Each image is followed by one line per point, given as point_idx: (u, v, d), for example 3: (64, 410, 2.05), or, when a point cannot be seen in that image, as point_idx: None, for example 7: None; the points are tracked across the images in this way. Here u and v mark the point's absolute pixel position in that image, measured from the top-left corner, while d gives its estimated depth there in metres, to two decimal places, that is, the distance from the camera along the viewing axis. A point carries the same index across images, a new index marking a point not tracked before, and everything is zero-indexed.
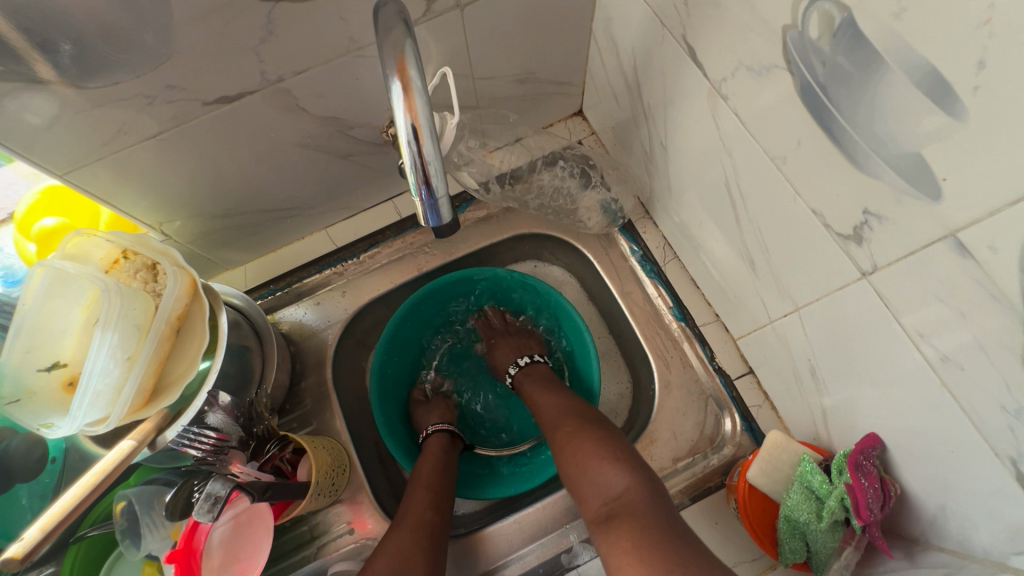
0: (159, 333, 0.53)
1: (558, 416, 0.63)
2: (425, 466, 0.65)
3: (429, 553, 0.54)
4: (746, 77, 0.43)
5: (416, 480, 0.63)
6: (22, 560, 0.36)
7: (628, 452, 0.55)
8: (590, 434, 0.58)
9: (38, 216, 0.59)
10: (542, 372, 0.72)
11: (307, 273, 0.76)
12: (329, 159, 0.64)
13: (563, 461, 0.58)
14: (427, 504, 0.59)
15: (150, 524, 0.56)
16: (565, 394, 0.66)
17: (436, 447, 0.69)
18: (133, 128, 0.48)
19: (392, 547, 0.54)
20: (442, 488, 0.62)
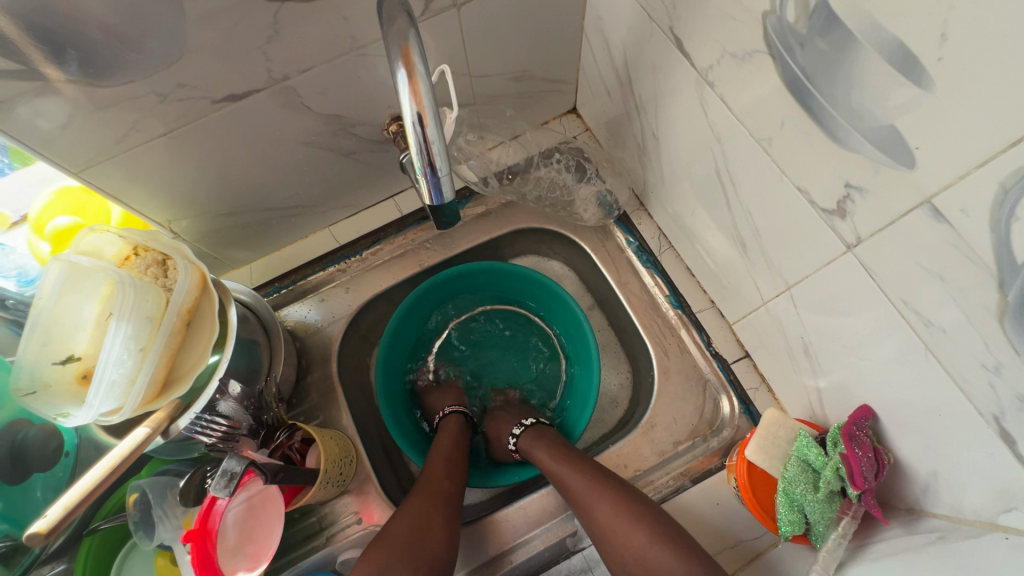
0: (171, 325, 0.54)
1: (588, 493, 0.59)
2: (444, 441, 0.67)
3: (448, 518, 0.57)
4: (730, 64, 0.46)
5: (435, 452, 0.65)
6: (46, 535, 0.37)
7: (684, 538, 0.54)
8: (639, 518, 0.56)
9: (51, 216, 0.60)
10: (551, 437, 0.68)
11: (311, 270, 0.78)
12: (332, 157, 0.66)
13: (608, 543, 0.57)
14: (444, 475, 0.61)
15: (162, 514, 0.57)
16: (585, 463, 0.62)
17: (455, 431, 0.71)
18: (144, 127, 0.50)
19: (411, 510, 0.56)
20: (459, 463, 0.65)
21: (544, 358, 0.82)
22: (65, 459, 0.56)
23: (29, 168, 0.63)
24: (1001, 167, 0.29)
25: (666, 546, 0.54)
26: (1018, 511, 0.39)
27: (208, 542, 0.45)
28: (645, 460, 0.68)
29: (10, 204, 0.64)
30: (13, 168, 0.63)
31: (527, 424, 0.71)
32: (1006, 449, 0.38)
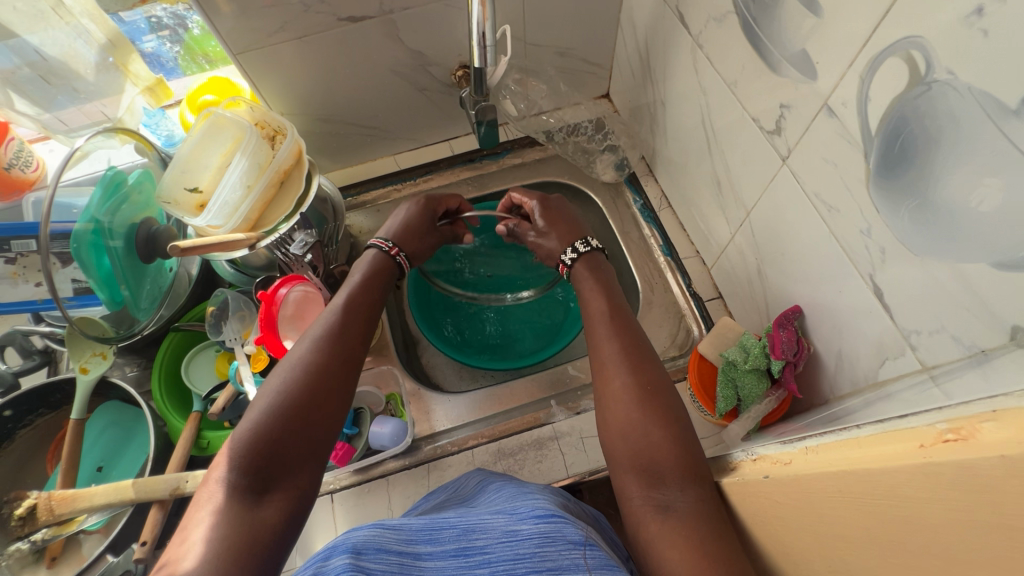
0: (270, 176, 0.72)
1: (617, 362, 0.54)
2: (347, 295, 0.63)
3: (345, 381, 0.56)
4: (713, 26, 0.62)
5: (341, 309, 0.61)
6: (181, 251, 0.62)
7: (691, 439, 0.49)
8: (660, 413, 0.50)
9: (201, 93, 0.80)
10: (602, 283, 0.65)
11: (373, 186, 0.96)
12: (409, 89, 0.85)
13: (615, 422, 0.51)
14: (334, 334, 0.58)
15: (233, 317, 0.74)
16: (632, 333, 0.58)
17: (378, 254, 0.70)
18: (288, 29, 0.70)
19: (309, 362, 0.55)
20: (363, 321, 0.62)
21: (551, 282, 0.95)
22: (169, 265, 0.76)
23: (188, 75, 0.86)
24: (861, 63, 0.43)
25: (671, 436, 0.48)
26: (888, 361, 0.49)
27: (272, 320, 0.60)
28: None
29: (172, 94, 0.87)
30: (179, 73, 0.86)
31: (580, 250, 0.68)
32: (879, 305, 0.49)
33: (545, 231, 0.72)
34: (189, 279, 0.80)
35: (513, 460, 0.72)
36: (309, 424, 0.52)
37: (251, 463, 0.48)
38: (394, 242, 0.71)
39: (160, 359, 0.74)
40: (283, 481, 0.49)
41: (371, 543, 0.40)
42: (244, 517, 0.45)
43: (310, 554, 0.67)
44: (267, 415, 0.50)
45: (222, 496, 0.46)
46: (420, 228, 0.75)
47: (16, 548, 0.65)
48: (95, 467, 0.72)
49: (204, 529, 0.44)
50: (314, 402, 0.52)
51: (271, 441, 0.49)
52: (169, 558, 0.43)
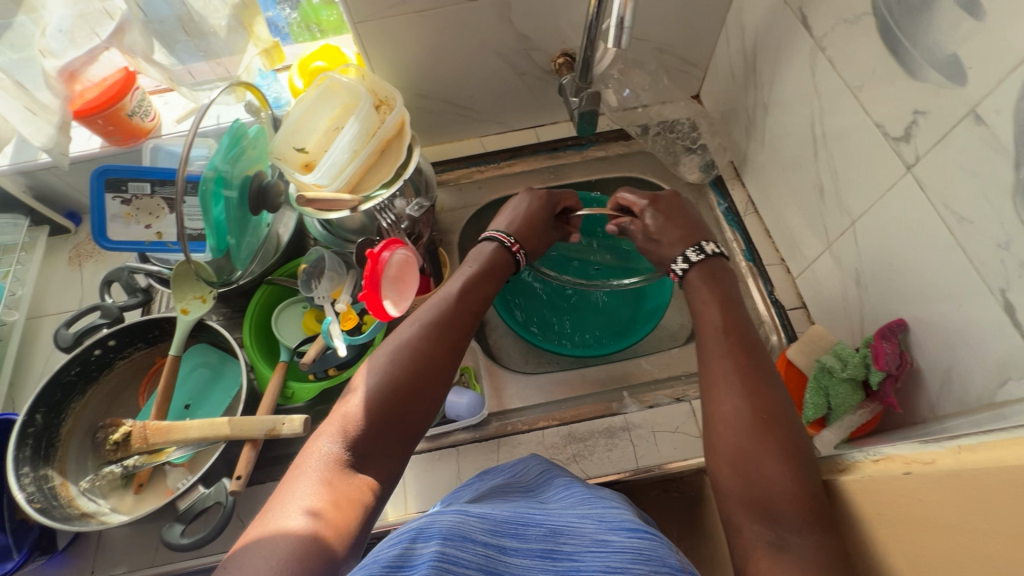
0: (377, 143, 0.73)
1: (727, 380, 0.52)
2: (458, 286, 0.64)
3: (439, 371, 0.57)
4: (842, 28, 0.61)
5: (450, 299, 0.63)
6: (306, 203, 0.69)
7: (808, 470, 0.46)
8: (780, 447, 0.47)
9: (312, 59, 0.83)
10: (718, 292, 0.62)
11: (457, 165, 0.97)
12: (509, 73, 0.86)
13: (727, 445, 0.49)
14: (444, 325, 0.60)
15: (328, 275, 0.76)
16: (746, 350, 0.55)
17: (505, 250, 0.70)
18: (408, 3, 0.72)
19: (408, 350, 0.57)
20: (470, 316, 0.63)
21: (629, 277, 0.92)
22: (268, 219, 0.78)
23: (296, 42, 0.91)
24: None
25: (784, 467, 0.46)
26: (1010, 381, 0.48)
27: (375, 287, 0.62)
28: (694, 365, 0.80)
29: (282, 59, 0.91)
30: (289, 40, 0.91)
31: (705, 253, 0.66)
32: (1008, 322, 0.47)
33: (660, 233, 0.70)
34: (280, 239, 0.82)
35: (582, 445, 0.72)
36: (408, 410, 0.54)
37: (352, 437, 0.50)
38: (514, 239, 0.71)
39: (252, 308, 0.77)
40: (375, 462, 0.51)
41: (455, 531, 0.36)
42: (340, 488, 0.47)
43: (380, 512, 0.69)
44: (372, 391, 0.53)
45: (323, 461, 0.48)
46: (538, 224, 0.74)
47: (109, 471, 0.69)
48: (183, 404, 0.76)
49: (305, 491, 0.46)
50: (407, 391, 0.54)
51: (372, 418, 0.52)
52: (271, 511, 0.45)
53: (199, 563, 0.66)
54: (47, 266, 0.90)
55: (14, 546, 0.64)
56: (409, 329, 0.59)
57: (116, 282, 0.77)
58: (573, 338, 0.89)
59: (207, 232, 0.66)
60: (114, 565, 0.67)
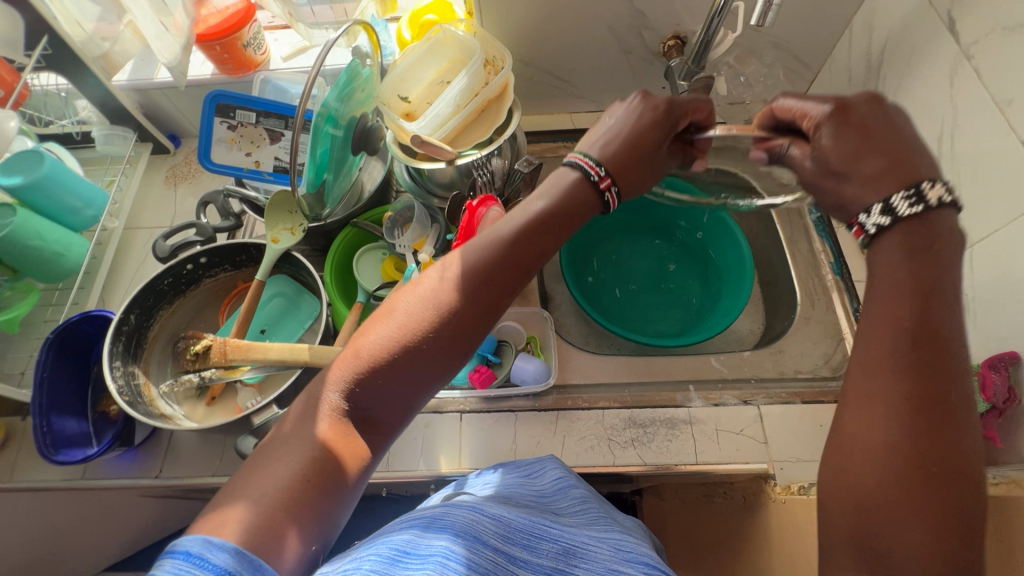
0: (480, 100, 0.73)
1: (878, 401, 0.38)
2: (507, 241, 0.47)
3: (466, 334, 0.45)
4: (998, 36, 0.57)
5: (499, 243, 0.47)
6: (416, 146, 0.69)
7: (959, 540, 0.34)
8: (930, 505, 0.35)
9: (424, 11, 0.83)
10: (927, 273, 0.39)
11: (545, 138, 0.96)
12: (616, 49, 0.85)
13: (855, 479, 0.38)
14: (479, 290, 0.46)
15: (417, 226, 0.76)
16: (936, 370, 0.37)
17: (586, 181, 0.49)
18: None
19: (433, 303, 0.45)
20: (515, 277, 0.47)
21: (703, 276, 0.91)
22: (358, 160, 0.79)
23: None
24: None
25: (927, 530, 0.35)
26: None
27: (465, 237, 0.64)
28: (764, 371, 0.78)
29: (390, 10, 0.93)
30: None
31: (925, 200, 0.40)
32: None
33: (860, 158, 0.42)
34: (370, 183, 0.83)
35: (642, 431, 0.71)
36: (420, 377, 0.44)
37: (352, 396, 0.43)
38: (604, 172, 0.48)
39: (335, 248, 0.79)
40: (382, 420, 0.44)
41: (467, 529, 0.36)
42: (325, 456, 0.41)
43: (434, 461, 0.70)
44: (383, 350, 0.44)
45: (318, 420, 0.43)
46: (633, 173, 0.50)
47: (187, 379, 0.72)
48: (259, 329, 0.79)
49: (288, 457, 0.40)
50: (424, 352, 0.44)
51: (375, 382, 0.44)
52: (247, 471, 0.40)
53: None
54: (145, 182, 0.95)
55: (93, 435, 0.71)
56: (436, 283, 0.46)
57: (211, 205, 0.81)
58: (637, 325, 0.88)
59: (316, 169, 0.68)
60: (181, 469, 0.71)
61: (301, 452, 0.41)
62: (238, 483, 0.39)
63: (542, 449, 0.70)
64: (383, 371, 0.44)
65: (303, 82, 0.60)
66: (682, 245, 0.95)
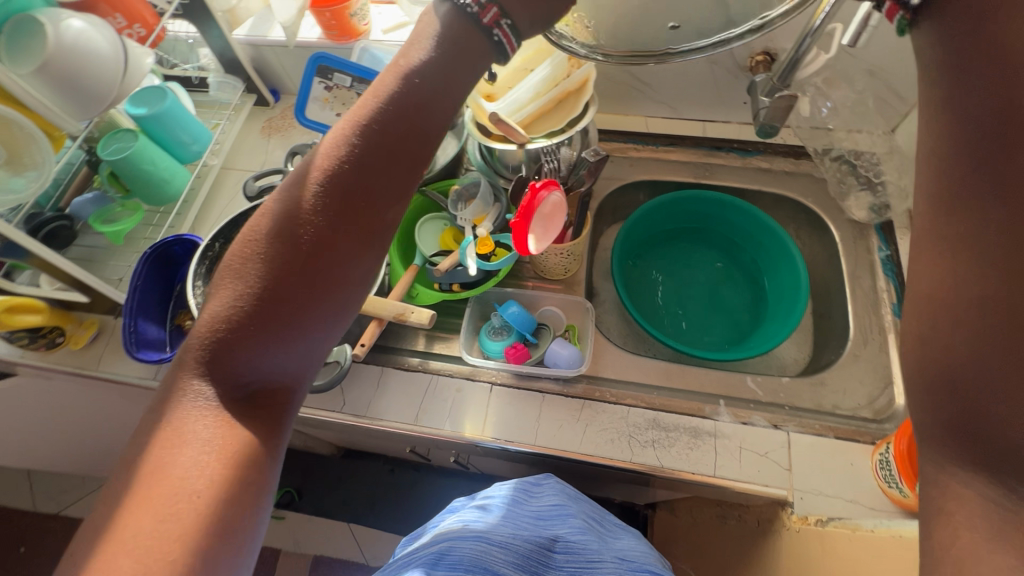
0: (558, 91, 0.76)
1: (943, 268, 0.37)
2: (326, 172, 0.47)
3: (312, 277, 0.45)
4: None
5: (319, 185, 0.47)
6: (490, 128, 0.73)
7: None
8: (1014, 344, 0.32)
9: None
10: (993, 123, 0.36)
11: (616, 138, 0.98)
12: (702, 58, 0.85)
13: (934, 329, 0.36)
14: (308, 228, 0.46)
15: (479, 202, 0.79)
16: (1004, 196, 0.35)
17: (468, 22, 0.52)
18: None
19: (267, 266, 0.45)
20: (347, 208, 0.47)
21: (754, 295, 0.91)
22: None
23: None
24: None
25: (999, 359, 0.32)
26: None
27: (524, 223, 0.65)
28: (801, 401, 0.76)
29: None
30: None
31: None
32: None
33: None
34: (443, 156, 0.87)
35: (663, 434, 0.71)
36: (278, 334, 0.44)
37: (217, 370, 0.43)
38: (485, 1, 0.50)
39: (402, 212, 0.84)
40: (260, 384, 0.45)
41: (477, 563, 0.45)
42: (225, 432, 0.41)
43: (459, 423, 0.74)
44: (224, 317, 0.44)
45: (194, 408, 0.42)
46: (450, 78, 0.52)
47: None
48: None
49: (184, 450, 0.39)
50: (275, 310, 0.44)
51: (240, 349, 0.43)
52: (127, 481, 0.38)
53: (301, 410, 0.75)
54: (245, 129, 1.04)
55: (168, 343, 0.80)
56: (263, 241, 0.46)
57: (298, 155, 0.88)
58: (678, 331, 0.89)
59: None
60: None
61: (190, 447, 0.39)
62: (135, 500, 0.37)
63: (562, 432, 0.72)
64: (235, 332, 0.44)
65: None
66: (747, 275, 0.93)
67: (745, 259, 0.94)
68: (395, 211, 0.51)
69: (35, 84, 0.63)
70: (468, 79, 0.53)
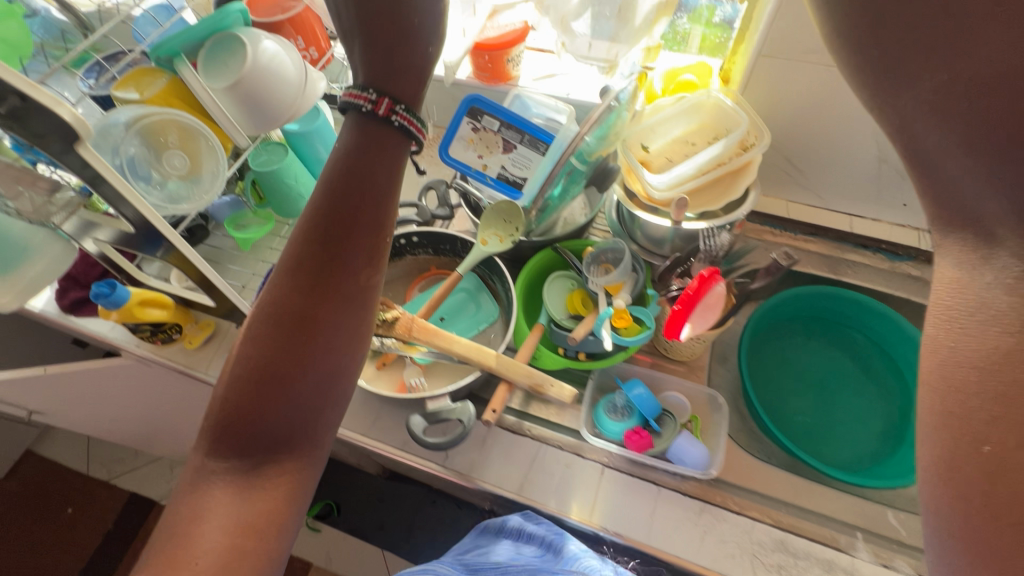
0: (717, 172, 0.72)
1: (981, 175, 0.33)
2: (297, 261, 0.54)
3: (298, 347, 0.51)
4: None
5: (292, 268, 0.54)
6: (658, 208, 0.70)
7: None
8: None
9: (685, 72, 0.85)
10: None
11: (754, 219, 0.93)
12: (871, 155, 0.80)
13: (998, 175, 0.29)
14: (287, 309, 0.52)
15: (623, 273, 0.75)
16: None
17: (368, 120, 0.58)
18: (825, 54, 0.70)
19: (257, 348, 0.51)
20: (317, 282, 0.53)
21: (889, 413, 0.82)
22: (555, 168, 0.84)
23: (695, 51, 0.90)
24: None
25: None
26: None
27: (680, 312, 0.60)
28: None
29: (670, 60, 0.89)
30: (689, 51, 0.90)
31: None
32: None
33: None
34: (579, 215, 0.85)
35: (792, 561, 0.64)
36: (272, 405, 0.50)
37: (227, 440, 0.49)
38: (377, 96, 0.57)
39: (530, 265, 0.82)
40: (267, 455, 0.49)
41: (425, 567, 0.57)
42: (242, 503, 0.47)
43: (567, 503, 0.69)
44: (229, 397, 0.50)
45: (211, 483, 0.47)
46: (378, 165, 0.58)
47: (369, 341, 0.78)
48: (438, 316, 0.84)
49: (213, 524, 0.45)
50: (269, 384, 0.50)
51: (246, 426, 0.49)
52: (163, 557, 0.43)
53: (403, 455, 0.72)
54: None
55: None
56: (251, 331, 0.52)
57: (434, 191, 0.87)
58: (795, 436, 0.81)
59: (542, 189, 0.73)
60: None
61: (215, 521, 0.45)
62: (174, 566, 0.42)
63: (678, 536, 0.66)
64: (238, 409, 0.49)
65: (582, 122, 0.63)
66: (863, 367, 0.86)
67: (883, 371, 0.85)
68: (364, 277, 0.56)
69: (224, 98, 0.65)
70: (395, 165, 0.59)
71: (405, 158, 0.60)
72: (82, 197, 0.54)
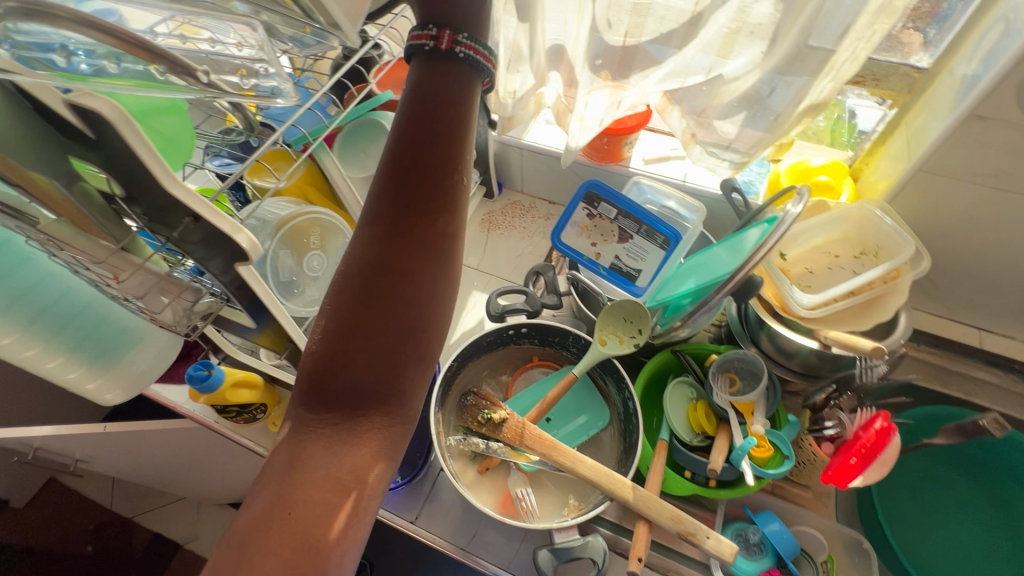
0: (867, 293, 0.66)
1: None
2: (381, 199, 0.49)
3: (386, 292, 0.46)
4: None
5: (375, 208, 0.50)
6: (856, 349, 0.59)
7: None
8: None
9: (819, 170, 0.80)
10: None
11: None
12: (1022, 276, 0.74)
13: None
14: (373, 254, 0.47)
15: (761, 394, 0.69)
16: None
17: (434, 58, 0.54)
18: (996, 174, 0.65)
19: (343, 295, 0.46)
20: (401, 223, 0.48)
21: None
22: (680, 262, 0.77)
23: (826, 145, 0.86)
24: None
25: None
26: None
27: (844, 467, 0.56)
28: None
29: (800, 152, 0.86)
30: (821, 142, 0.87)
31: None
32: None
33: None
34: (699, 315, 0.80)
35: None
36: (364, 357, 0.44)
37: (320, 395, 0.43)
38: (438, 30, 0.54)
39: (647, 370, 0.76)
40: (363, 413, 0.43)
41: None
42: (333, 458, 0.41)
43: None
44: (317, 348, 0.44)
45: (305, 439, 0.42)
46: (450, 94, 0.53)
47: (475, 442, 0.72)
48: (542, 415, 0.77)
49: (311, 485, 0.39)
50: (357, 330, 0.44)
51: (336, 378, 0.43)
52: (251, 524, 0.37)
53: None
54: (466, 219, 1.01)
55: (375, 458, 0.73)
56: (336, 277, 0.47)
57: (541, 275, 0.81)
58: None
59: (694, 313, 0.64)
60: (435, 525, 0.72)
61: (307, 477, 0.39)
62: (267, 514, 0.38)
63: None
64: (331, 360, 0.44)
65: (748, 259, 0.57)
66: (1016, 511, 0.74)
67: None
68: (443, 220, 0.50)
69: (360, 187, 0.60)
70: (469, 92, 0.55)
71: (477, 86, 0.55)
72: (222, 301, 0.52)
